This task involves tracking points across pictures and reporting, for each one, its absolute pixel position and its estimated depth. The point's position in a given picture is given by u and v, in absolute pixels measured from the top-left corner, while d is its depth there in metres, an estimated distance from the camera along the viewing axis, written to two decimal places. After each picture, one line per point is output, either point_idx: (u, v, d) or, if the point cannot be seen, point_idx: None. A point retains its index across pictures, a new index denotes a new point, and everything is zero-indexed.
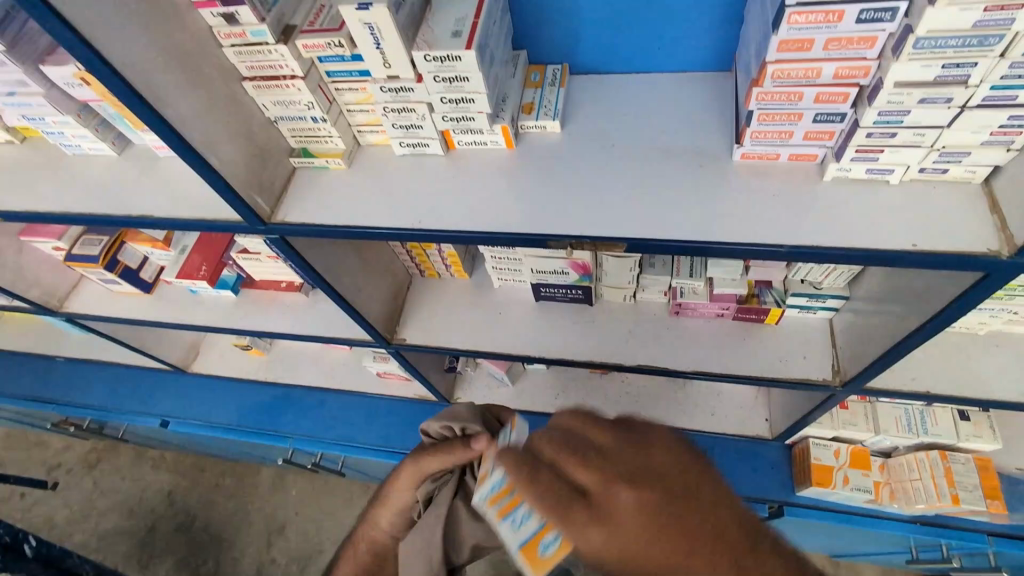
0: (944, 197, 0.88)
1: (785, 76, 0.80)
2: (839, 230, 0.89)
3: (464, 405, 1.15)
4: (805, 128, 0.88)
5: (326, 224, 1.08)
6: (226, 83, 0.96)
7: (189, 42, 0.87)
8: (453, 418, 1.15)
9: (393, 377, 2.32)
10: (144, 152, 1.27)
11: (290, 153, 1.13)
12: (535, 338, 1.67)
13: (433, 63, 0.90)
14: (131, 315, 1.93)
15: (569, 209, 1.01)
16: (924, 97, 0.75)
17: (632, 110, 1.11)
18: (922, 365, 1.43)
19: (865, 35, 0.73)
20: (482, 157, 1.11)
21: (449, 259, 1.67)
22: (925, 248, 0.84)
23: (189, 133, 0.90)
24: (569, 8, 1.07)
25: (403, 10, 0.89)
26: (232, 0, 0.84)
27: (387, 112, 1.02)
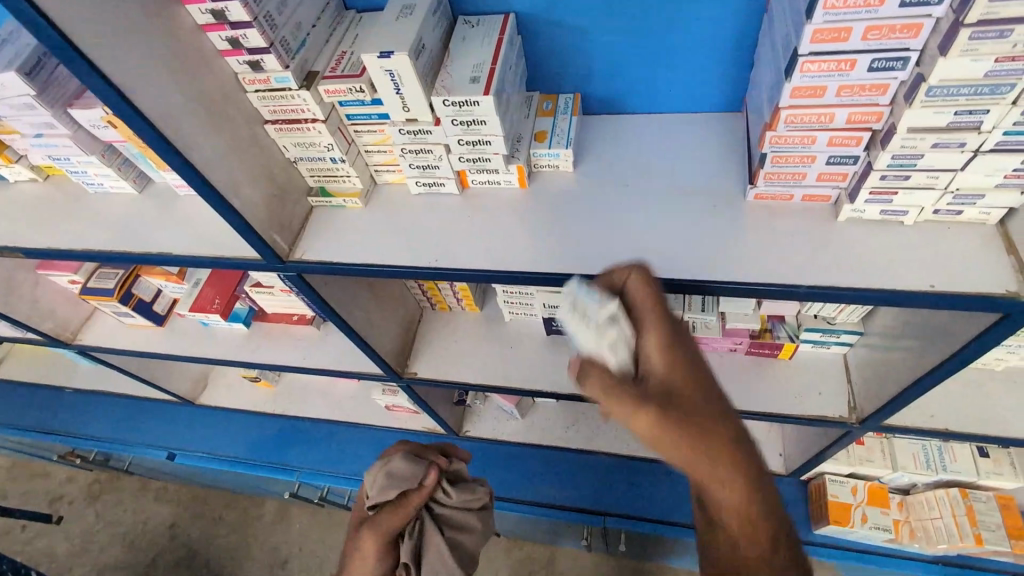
0: (959, 237, 0.89)
1: (798, 121, 0.82)
2: (857, 270, 0.89)
3: (400, 462, 1.26)
4: (818, 170, 0.89)
5: (344, 262, 1.09)
6: (249, 126, 0.98)
7: (215, 87, 0.90)
8: (397, 474, 1.25)
9: (401, 410, 2.30)
10: (164, 190, 1.29)
11: (309, 192, 1.15)
12: (545, 372, 1.66)
13: (451, 107, 0.92)
14: (142, 348, 1.94)
15: (584, 248, 1.02)
16: (938, 142, 0.76)
17: (644, 149, 1.12)
18: (940, 402, 1.41)
19: (877, 82, 0.74)
20: (496, 196, 1.13)
21: (460, 293, 1.68)
22: (943, 289, 0.85)
23: (213, 174, 0.92)
24: (582, 51, 1.10)
25: (423, 56, 0.92)
26: (259, 49, 0.87)
27: (405, 153, 1.04)
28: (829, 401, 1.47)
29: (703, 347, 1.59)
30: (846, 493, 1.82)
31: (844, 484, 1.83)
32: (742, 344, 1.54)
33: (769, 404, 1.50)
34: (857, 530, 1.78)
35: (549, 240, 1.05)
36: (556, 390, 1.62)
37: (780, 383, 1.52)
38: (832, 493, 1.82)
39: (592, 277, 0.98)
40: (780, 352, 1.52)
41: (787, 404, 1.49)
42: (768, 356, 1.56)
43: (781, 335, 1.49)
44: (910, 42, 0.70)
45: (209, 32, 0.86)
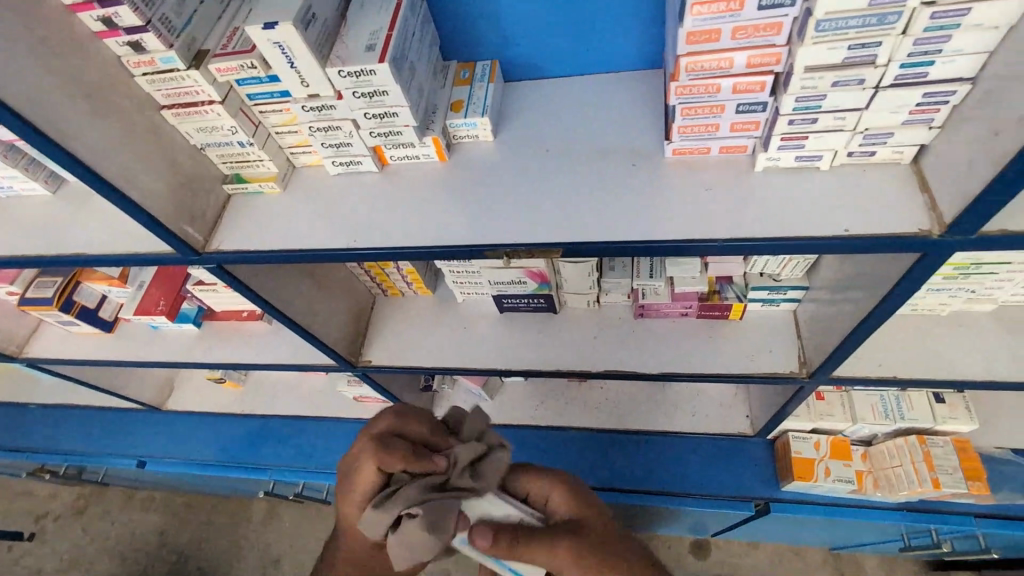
0: (875, 179, 0.87)
1: (699, 68, 0.79)
2: (774, 220, 0.88)
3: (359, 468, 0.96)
4: (730, 120, 0.87)
5: (262, 250, 1.05)
6: (142, 112, 0.95)
7: (94, 73, 0.86)
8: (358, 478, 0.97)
9: (370, 400, 2.28)
10: (78, 189, 1.24)
11: (223, 180, 1.11)
12: (501, 350, 1.64)
13: (349, 78, 0.89)
14: (93, 356, 1.89)
15: (504, 218, 0.99)
16: (837, 80, 0.74)
17: (566, 113, 1.09)
18: (889, 350, 1.41)
19: (769, 21, 0.72)
20: (416, 171, 1.09)
21: (409, 276, 1.65)
22: (857, 233, 0.83)
23: (100, 164, 0.88)
24: (493, 15, 1.06)
25: (314, 26, 0.87)
26: (135, 28, 0.82)
27: (314, 131, 1.00)
28: (780, 357, 1.47)
29: (655, 313, 1.58)
30: (809, 448, 1.84)
31: (807, 439, 1.86)
32: (692, 307, 1.53)
33: (722, 365, 1.50)
34: (821, 484, 1.81)
35: (469, 212, 1.02)
36: (512, 368, 1.61)
37: (732, 343, 1.52)
38: (796, 449, 1.85)
39: (511, 247, 0.95)
40: (731, 312, 1.52)
41: (739, 364, 1.49)
42: (719, 318, 1.55)
43: (729, 296, 1.48)
44: None
45: (80, 14, 0.81)
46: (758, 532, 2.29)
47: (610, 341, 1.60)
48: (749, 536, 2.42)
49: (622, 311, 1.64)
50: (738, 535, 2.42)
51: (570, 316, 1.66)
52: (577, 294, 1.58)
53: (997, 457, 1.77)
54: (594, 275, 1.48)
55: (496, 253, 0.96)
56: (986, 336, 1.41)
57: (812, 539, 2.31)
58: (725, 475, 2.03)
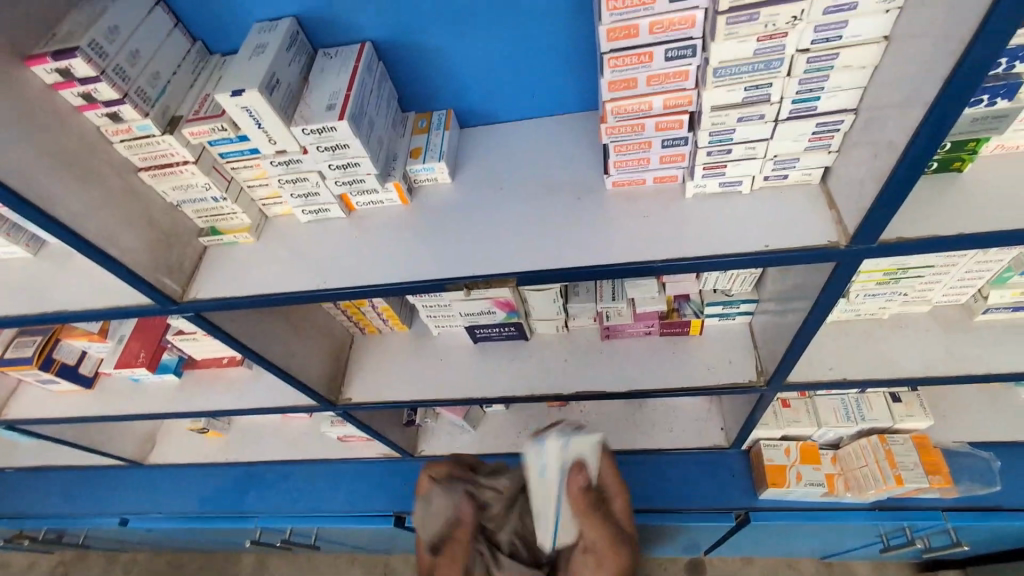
0: (790, 199, 0.98)
1: (623, 111, 0.89)
2: (705, 240, 0.97)
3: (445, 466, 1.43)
4: (658, 154, 0.97)
5: (238, 296, 1.12)
6: (121, 177, 1.02)
7: (74, 144, 0.94)
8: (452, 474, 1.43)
9: (354, 439, 2.30)
10: (58, 249, 1.30)
11: (199, 233, 1.18)
12: (477, 379, 1.70)
13: (312, 135, 0.97)
14: (73, 414, 1.90)
15: (464, 252, 1.07)
16: (741, 116, 0.85)
17: (517, 153, 1.19)
18: (838, 355, 1.51)
19: (677, 70, 0.83)
20: (381, 214, 1.18)
21: (384, 313, 1.71)
22: (776, 247, 0.93)
23: (83, 227, 0.94)
24: (444, 70, 1.17)
25: (278, 90, 0.96)
26: (112, 101, 0.90)
27: (283, 184, 1.08)
28: (740, 368, 1.56)
29: (621, 334, 1.67)
30: (781, 455, 1.92)
31: (778, 447, 1.93)
32: (654, 325, 1.61)
33: (686, 379, 1.58)
34: (794, 490, 1.88)
35: (431, 249, 1.10)
36: (488, 395, 1.66)
37: (694, 357, 1.60)
38: (769, 457, 1.91)
39: (470, 278, 1.03)
40: (690, 328, 1.60)
41: (702, 377, 1.57)
42: (681, 334, 1.64)
43: (687, 313, 1.57)
44: (691, 32, 0.78)
45: (61, 91, 0.89)
46: (745, 544, 2.32)
47: (580, 363, 1.67)
48: (738, 550, 2.45)
49: (590, 334, 1.71)
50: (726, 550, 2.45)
51: (541, 342, 1.73)
52: (545, 320, 1.66)
53: (956, 450, 1.85)
54: (559, 301, 1.56)
55: (457, 284, 1.04)
56: (925, 335, 1.51)
57: (798, 547, 2.35)
58: (704, 488, 2.08)
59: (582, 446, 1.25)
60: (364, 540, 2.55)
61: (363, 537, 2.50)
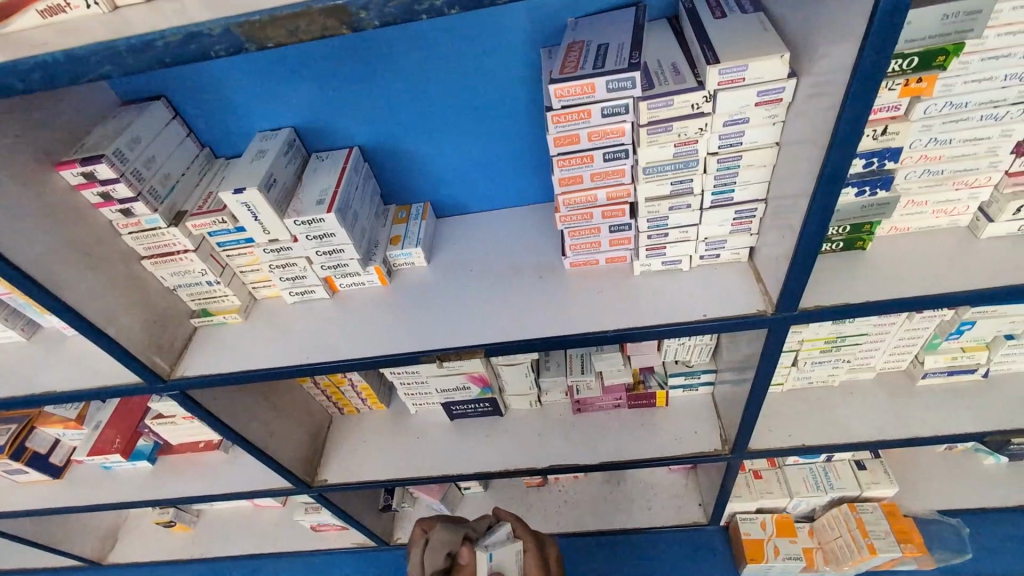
0: (724, 274, 1.12)
1: (573, 202, 1.04)
2: (652, 312, 1.09)
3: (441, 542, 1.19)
4: (607, 238, 1.12)
5: (224, 372, 1.18)
6: (125, 264, 1.12)
7: (88, 236, 1.05)
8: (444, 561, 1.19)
9: (329, 528, 2.24)
10: (51, 334, 1.36)
11: (191, 315, 1.27)
12: (453, 457, 1.73)
13: (303, 226, 1.10)
14: (37, 505, 1.85)
15: (437, 327, 1.18)
16: (672, 206, 1.00)
17: (487, 239, 1.34)
18: (796, 421, 1.60)
19: (614, 168, 0.99)
20: (362, 294, 1.28)
21: (363, 392, 1.76)
22: (713, 316, 1.05)
23: (88, 309, 1.03)
24: (422, 169, 1.33)
25: (275, 188, 1.10)
26: (127, 199, 1.03)
27: (273, 269, 1.20)
28: (705, 437, 1.62)
29: (592, 407, 1.74)
30: (757, 529, 1.93)
31: (754, 520, 1.94)
32: (622, 398, 1.69)
33: (655, 450, 1.63)
34: (773, 564, 1.87)
35: (408, 325, 1.20)
36: (464, 472, 1.69)
37: (661, 428, 1.67)
38: (746, 531, 1.92)
39: (442, 350, 1.12)
40: (657, 400, 1.69)
41: (670, 447, 1.63)
42: (648, 406, 1.72)
43: (652, 384, 1.66)
44: (622, 139, 0.94)
45: (83, 191, 1.02)
46: None
47: (554, 438, 1.72)
48: None
49: (563, 408, 1.78)
50: None
51: (515, 417, 1.79)
52: (519, 395, 1.73)
53: (925, 518, 1.90)
54: (532, 376, 1.65)
55: (430, 356, 1.13)
56: (874, 400, 1.61)
57: None
58: (685, 568, 2.04)
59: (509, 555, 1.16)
60: None
61: None
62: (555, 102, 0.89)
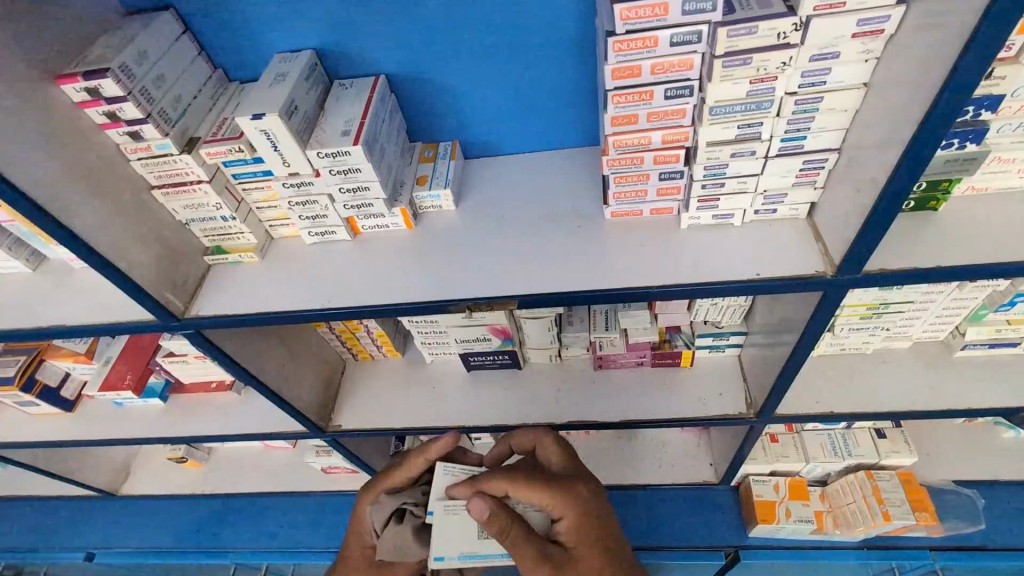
0: (779, 231, 1.03)
1: (624, 144, 0.95)
2: (701, 268, 1.02)
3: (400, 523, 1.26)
4: (655, 186, 1.03)
5: (240, 313, 1.13)
6: (135, 194, 1.04)
7: (95, 159, 0.97)
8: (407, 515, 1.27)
9: (339, 471, 2.25)
10: (58, 265, 1.30)
11: (204, 253, 1.20)
12: (470, 408, 1.70)
13: (326, 158, 1.01)
14: (50, 437, 1.84)
15: (467, 275, 1.11)
16: (733, 152, 0.91)
17: (519, 183, 1.25)
18: (825, 388, 1.55)
19: (675, 107, 0.89)
20: (385, 238, 1.21)
21: (379, 339, 1.71)
22: (766, 275, 0.98)
23: (98, 240, 0.96)
24: (452, 103, 1.22)
25: (296, 116, 1.01)
26: (136, 120, 0.94)
27: (293, 205, 1.12)
28: (730, 400, 1.58)
29: (613, 364, 1.69)
30: (770, 491, 1.93)
31: (767, 482, 1.94)
32: (646, 356, 1.64)
33: (678, 410, 1.60)
34: (784, 526, 1.88)
35: (435, 272, 1.13)
36: (480, 424, 1.66)
37: (685, 389, 1.63)
38: (758, 493, 1.92)
39: (473, 300, 1.06)
40: (681, 359, 1.63)
41: (694, 408, 1.59)
42: (672, 366, 1.67)
43: (678, 343, 1.60)
44: (688, 73, 0.84)
45: (87, 109, 0.93)
46: None
47: (574, 393, 1.69)
48: None
49: (583, 364, 1.73)
50: None
51: (534, 371, 1.74)
52: (540, 349, 1.67)
53: (941, 488, 1.89)
54: (554, 330, 1.59)
55: (460, 306, 1.06)
56: (907, 370, 1.56)
57: None
58: (692, 524, 2.07)
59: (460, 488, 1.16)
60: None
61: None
62: (618, 27, 0.79)
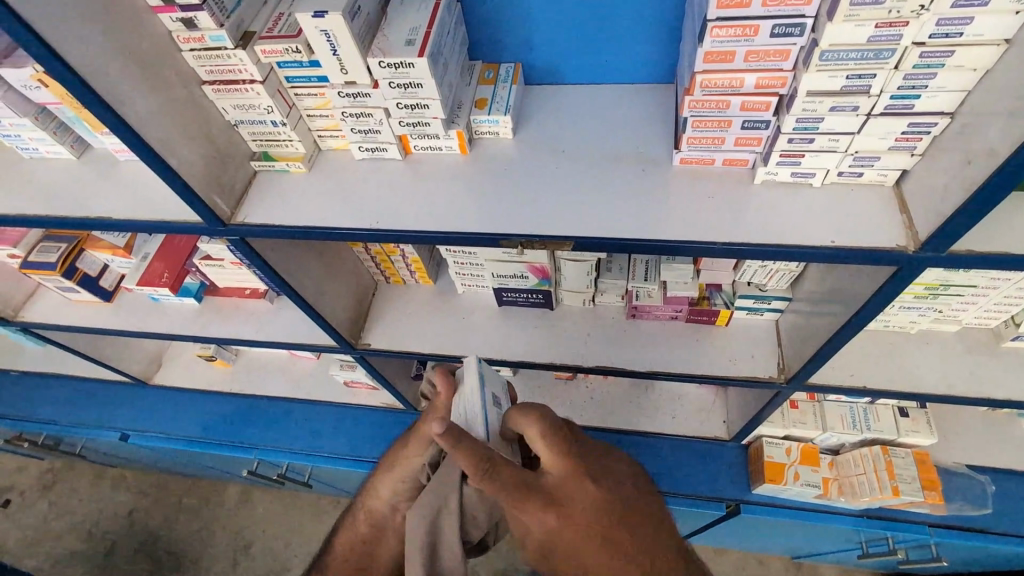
0: (859, 198, 0.97)
1: (712, 85, 0.87)
2: (769, 228, 0.97)
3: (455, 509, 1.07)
4: (735, 134, 0.95)
5: (286, 225, 1.10)
6: (186, 87, 0.99)
7: (147, 45, 0.91)
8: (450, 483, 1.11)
9: (360, 387, 2.32)
10: (102, 156, 1.27)
11: (251, 157, 1.16)
12: (498, 342, 1.71)
13: (388, 69, 0.95)
14: (90, 324, 1.90)
15: (520, 209, 1.06)
16: (835, 105, 0.83)
17: (582, 117, 1.17)
18: (863, 363, 1.52)
19: (779, 48, 0.80)
20: (437, 161, 1.15)
21: (413, 265, 1.70)
22: (841, 245, 0.92)
23: (148, 132, 0.92)
24: (520, 20, 1.13)
25: (359, 18, 0.93)
26: (191, 6, 0.88)
27: (346, 116, 1.06)
28: (761, 363, 1.57)
29: (646, 315, 1.66)
30: (781, 453, 1.95)
31: (779, 445, 1.96)
32: (682, 311, 1.60)
33: (707, 367, 1.59)
34: (789, 488, 1.91)
35: (487, 202, 1.08)
36: (507, 359, 1.67)
37: (717, 347, 1.61)
38: (769, 454, 1.95)
39: (526, 237, 1.02)
40: (717, 318, 1.60)
41: (724, 367, 1.58)
42: (706, 323, 1.64)
43: (717, 302, 1.57)
44: (804, 9, 0.75)
45: (160, 13, 0.90)
46: (726, 535, 2.37)
47: (603, 339, 1.68)
48: (720, 541, 2.51)
49: (615, 312, 1.71)
50: (704, 539, 2.52)
51: (565, 313, 1.73)
52: (574, 292, 1.65)
53: (954, 471, 1.90)
54: (592, 275, 1.55)
55: (512, 242, 1.03)
56: (950, 354, 1.52)
57: (775, 545, 2.41)
58: (697, 475, 2.13)
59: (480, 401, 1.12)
60: (355, 485, 2.58)
61: (354, 482, 2.53)
62: None
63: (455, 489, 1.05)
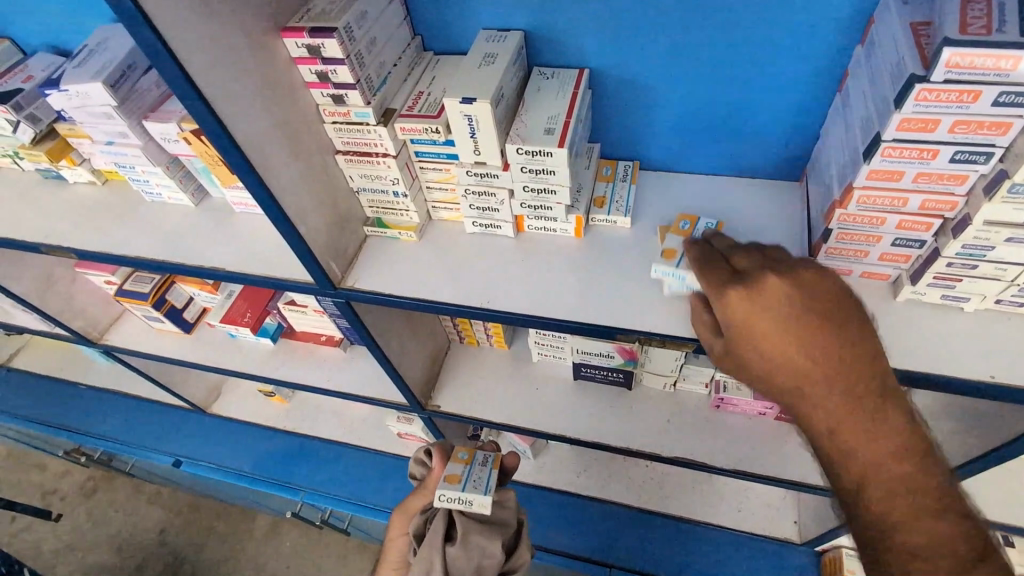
0: (1019, 329, 0.89)
1: (871, 202, 0.82)
2: (916, 351, 0.89)
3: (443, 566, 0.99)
4: (882, 250, 0.90)
5: (396, 294, 1.09)
6: (323, 156, 1.02)
7: (299, 118, 0.94)
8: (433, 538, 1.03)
9: (413, 438, 2.19)
10: (220, 205, 1.32)
11: (365, 222, 1.17)
12: (571, 417, 1.64)
13: (524, 155, 0.95)
14: (167, 353, 1.93)
15: (636, 301, 1.02)
16: (1012, 237, 0.77)
17: (701, 209, 1.14)
18: (978, 488, 1.38)
19: (956, 173, 0.75)
20: (549, 242, 1.13)
21: (491, 330, 1.67)
22: (1003, 381, 0.84)
23: (287, 200, 0.94)
24: (645, 112, 1.12)
25: (501, 104, 0.94)
26: (345, 85, 0.91)
27: (467, 193, 1.06)
28: None
29: (732, 407, 1.58)
30: None
31: None
32: (773, 408, 1.53)
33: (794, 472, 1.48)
34: None
35: (601, 290, 1.05)
36: (581, 437, 1.60)
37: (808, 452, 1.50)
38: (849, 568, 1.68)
39: (645, 334, 0.98)
40: None
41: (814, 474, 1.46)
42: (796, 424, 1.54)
43: None
44: (995, 139, 0.70)
45: (313, 89, 0.94)
46: None
47: (683, 427, 1.59)
48: None
49: (697, 400, 1.63)
50: None
51: (643, 394, 1.65)
52: (657, 375, 1.59)
53: None
54: (679, 361, 1.50)
55: (628, 336, 0.99)
56: None
57: None
58: None
59: (457, 464, 1.12)
60: None
61: None
62: (938, 72, 0.66)
63: (431, 550, 1.01)
